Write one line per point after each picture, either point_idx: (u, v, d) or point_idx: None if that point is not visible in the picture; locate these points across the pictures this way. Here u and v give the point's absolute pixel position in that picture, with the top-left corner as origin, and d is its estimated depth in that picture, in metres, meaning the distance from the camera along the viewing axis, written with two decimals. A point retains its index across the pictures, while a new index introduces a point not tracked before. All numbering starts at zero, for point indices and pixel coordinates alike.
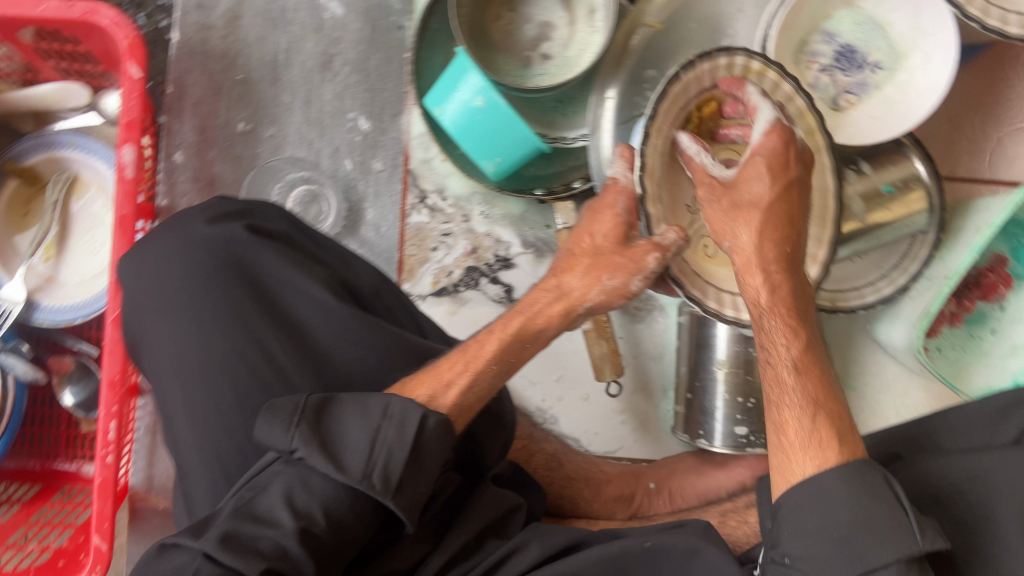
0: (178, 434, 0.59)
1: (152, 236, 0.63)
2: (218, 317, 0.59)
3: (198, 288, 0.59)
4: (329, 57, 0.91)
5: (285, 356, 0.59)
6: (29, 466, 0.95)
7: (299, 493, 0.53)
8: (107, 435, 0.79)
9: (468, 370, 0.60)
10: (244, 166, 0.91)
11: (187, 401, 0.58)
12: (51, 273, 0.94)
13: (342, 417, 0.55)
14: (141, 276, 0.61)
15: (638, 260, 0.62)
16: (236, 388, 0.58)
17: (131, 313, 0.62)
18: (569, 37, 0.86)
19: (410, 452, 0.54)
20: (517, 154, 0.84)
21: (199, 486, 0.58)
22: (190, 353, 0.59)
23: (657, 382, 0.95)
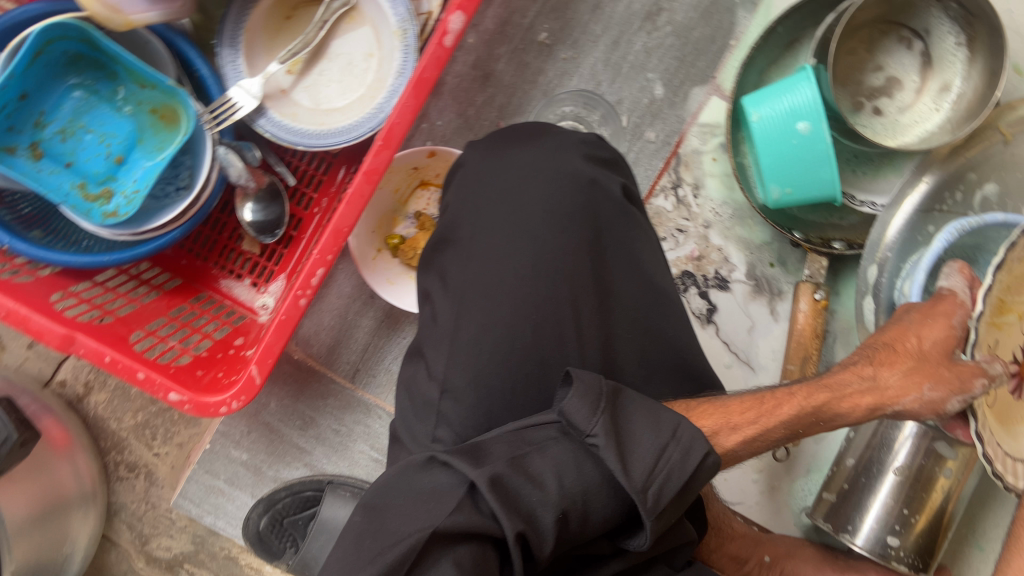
0: (460, 341, 0.58)
1: (524, 144, 0.61)
2: (553, 256, 0.58)
3: (553, 221, 0.58)
4: (656, 9, 0.87)
5: (592, 326, 0.59)
6: (180, 260, 0.94)
7: (573, 474, 0.53)
8: (311, 279, 0.76)
9: (769, 417, 0.59)
10: (527, 75, 0.87)
11: (486, 322, 0.57)
12: (289, 86, 0.90)
13: (634, 420, 0.56)
14: (496, 176, 0.60)
15: (964, 380, 0.57)
16: (541, 336, 0.57)
17: (465, 205, 0.60)
18: (910, 103, 0.82)
19: (683, 482, 0.55)
20: (809, 193, 0.80)
21: (461, 404, 0.57)
22: (510, 275, 0.57)
23: (806, 460, 0.92)
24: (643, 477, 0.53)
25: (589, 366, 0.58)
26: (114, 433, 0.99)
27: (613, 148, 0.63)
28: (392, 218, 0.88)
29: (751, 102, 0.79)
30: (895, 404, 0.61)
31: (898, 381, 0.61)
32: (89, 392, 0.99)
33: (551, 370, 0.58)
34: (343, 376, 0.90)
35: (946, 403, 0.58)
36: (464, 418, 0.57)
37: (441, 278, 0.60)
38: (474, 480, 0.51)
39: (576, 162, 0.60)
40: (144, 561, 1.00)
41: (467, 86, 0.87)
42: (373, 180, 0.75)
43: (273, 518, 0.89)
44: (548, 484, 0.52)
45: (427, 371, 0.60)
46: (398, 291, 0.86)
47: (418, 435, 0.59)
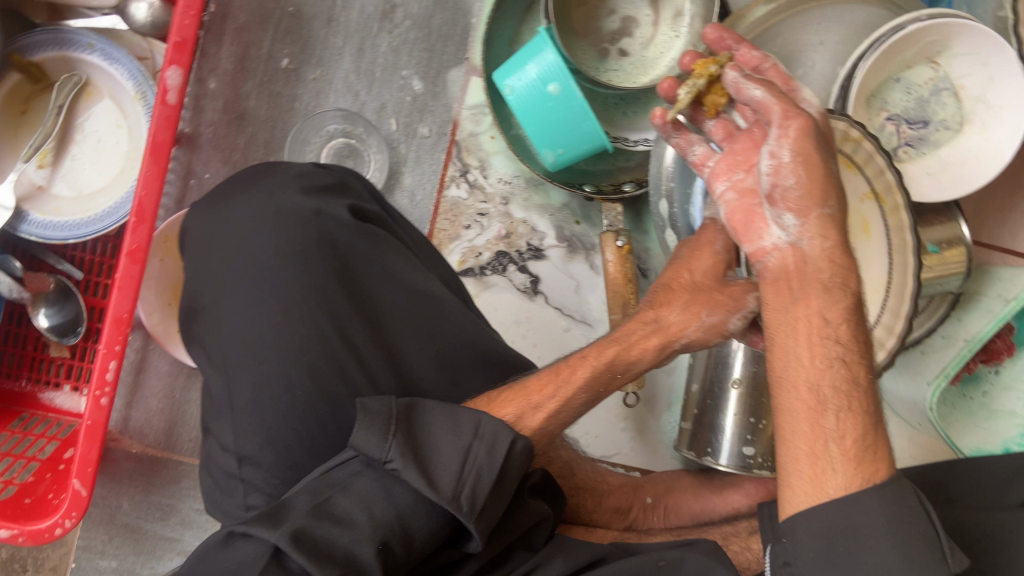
0: (241, 411, 0.56)
1: (241, 196, 0.60)
2: (302, 294, 0.56)
3: (288, 262, 0.57)
4: (390, 7, 0.89)
5: (369, 349, 0.57)
6: None
7: (382, 504, 0.51)
8: (106, 374, 0.73)
9: (569, 386, 0.60)
10: (282, 105, 0.87)
11: (256, 382, 0.55)
12: (44, 181, 0.85)
13: (435, 429, 0.54)
14: (222, 237, 0.58)
15: (738, 298, 0.60)
16: (318, 376, 0.55)
17: (202, 275, 0.58)
18: (650, 38, 0.84)
19: (497, 477, 0.53)
20: (580, 148, 0.81)
21: (260, 473, 0.55)
22: (265, 328, 0.56)
23: (663, 395, 0.95)
24: (452, 486, 0.51)
25: (379, 390, 0.57)
26: None
27: (335, 171, 0.62)
28: None
29: (500, 76, 0.79)
30: (682, 338, 0.61)
31: (678, 316, 0.61)
32: None
33: (336, 409, 0.56)
34: (190, 453, 0.89)
35: (726, 321, 0.60)
36: (268, 482, 0.55)
37: (203, 352, 0.58)
38: (275, 542, 0.48)
39: (296, 196, 0.59)
40: None
41: (225, 131, 0.87)
42: (140, 258, 0.73)
43: None
44: (358, 524, 0.50)
45: (219, 446, 0.58)
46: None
47: (232, 512, 0.57)
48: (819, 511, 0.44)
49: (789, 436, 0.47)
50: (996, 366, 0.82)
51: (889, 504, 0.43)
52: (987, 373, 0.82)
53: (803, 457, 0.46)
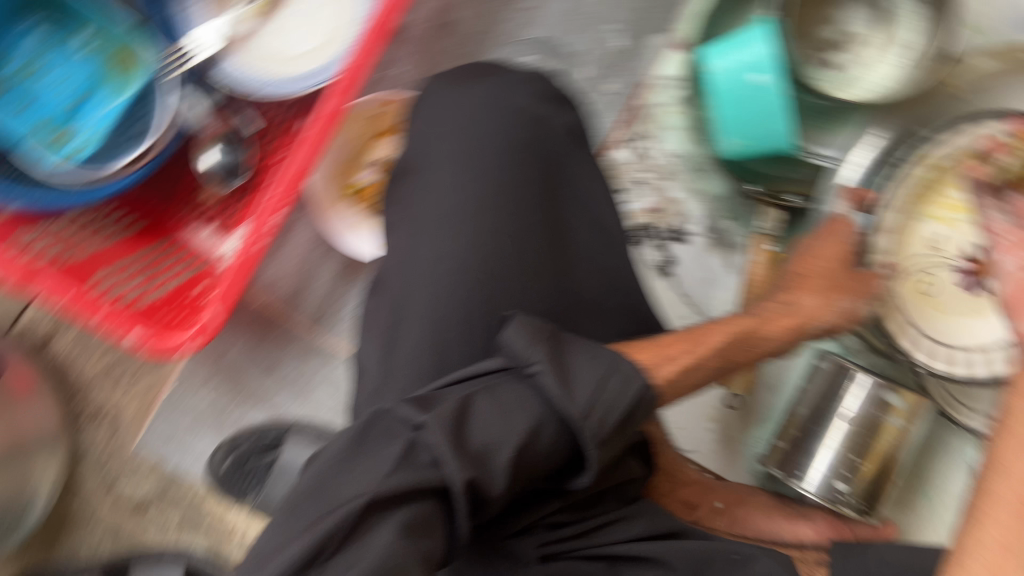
0: (415, 267, 0.58)
1: (484, 81, 0.65)
2: (505, 180, 0.60)
3: (514, 148, 0.62)
4: None
5: (546, 250, 0.60)
6: (146, 200, 0.92)
7: (517, 413, 0.50)
8: (268, 222, 0.77)
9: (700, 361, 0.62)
10: (488, 22, 0.89)
11: (450, 242, 0.58)
12: (250, 32, 0.88)
13: (573, 356, 0.54)
14: (448, 111, 0.63)
15: (866, 286, 0.75)
16: (495, 258, 0.58)
17: (428, 135, 0.62)
18: (865, 59, 0.83)
19: (623, 414, 0.53)
20: (763, 143, 0.80)
21: (413, 330, 0.57)
22: (463, 198, 0.59)
23: (760, 410, 0.93)
24: (585, 405, 0.51)
25: (543, 291, 0.59)
26: (80, 376, 0.96)
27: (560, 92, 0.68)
28: (353, 166, 0.88)
29: (710, 53, 0.80)
30: (816, 321, 0.72)
31: (816, 303, 0.72)
32: (53, 336, 0.96)
33: (512, 296, 0.58)
34: (303, 321, 0.92)
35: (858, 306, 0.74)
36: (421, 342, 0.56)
37: (403, 205, 0.62)
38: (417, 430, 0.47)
39: (523, 100, 0.65)
40: (108, 506, 0.98)
41: (429, 33, 0.88)
42: (333, 124, 0.77)
43: (237, 460, 0.91)
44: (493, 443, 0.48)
45: (384, 296, 0.60)
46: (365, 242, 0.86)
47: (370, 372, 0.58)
48: None
49: (981, 518, 0.46)
50: None
51: None
52: None
53: (990, 542, 0.45)
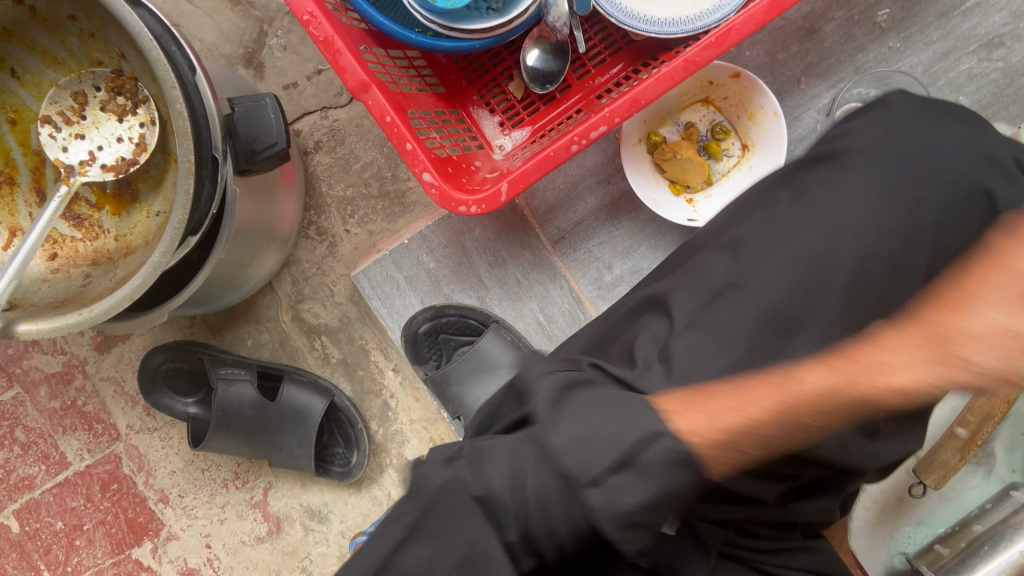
0: (798, 236, 0.68)
1: (965, 130, 0.72)
2: (914, 221, 0.67)
3: (950, 199, 0.68)
4: (997, 40, 0.89)
5: (903, 298, 0.67)
6: (449, 72, 0.99)
7: (521, 462, 0.57)
8: (591, 132, 0.80)
9: (780, 404, 0.54)
10: (848, 47, 0.90)
11: (846, 236, 0.67)
12: None
13: (583, 409, 0.59)
14: (909, 139, 0.70)
15: None
16: (863, 274, 0.66)
17: (883, 141, 0.71)
18: None
19: (621, 456, 0.55)
20: None
21: (769, 282, 0.67)
22: (867, 211, 0.67)
23: (922, 511, 0.93)
24: (571, 445, 0.56)
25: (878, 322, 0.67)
26: (322, 195, 1.03)
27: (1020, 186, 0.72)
28: (663, 118, 0.92)
29: None
30: None
31: None
32: (316, 150, 1.03)
33: (866, 307, 0.66)
34: (548, 237, 0.96)
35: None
36: (775, 289, 0.66)
37: (823, 178, 0.71)
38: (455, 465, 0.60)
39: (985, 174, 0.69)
40: (290, 317, 1.06)
41: (789, 32, 0.90)
42: (689, 71, 0.79)
43: (434, 327, 0.96)
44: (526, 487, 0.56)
45: (761, 232, 0.70)
46: (668, 207, 0.89)
47: (703, 286, 0.69)
48: None
49: None
50: None
51: None
52: None
53: None
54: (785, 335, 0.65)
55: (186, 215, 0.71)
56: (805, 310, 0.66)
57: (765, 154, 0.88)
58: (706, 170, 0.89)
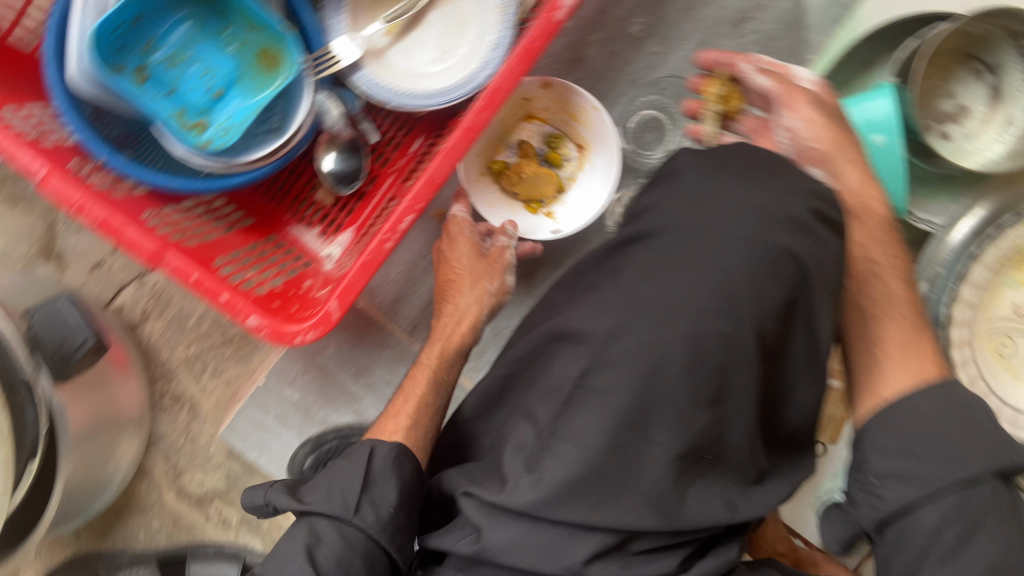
0: (621, 330, 0.59)
1: (769, 177, 0.63)
2: (735, 282, 0.59)
3: (761, 260, 0.59)
4: (745, 17, 0.93)
5: (745, 371, 0.58)
6: (254, 201, 0.96)
7: (321, 544, 0.65)
8: (400, 224, 0.79)
9: (429, 381, 0.81)
10: (614, 64, 0.94)
11: (671, 322, 0.58)
12: (384, 47, 0.92)
13: (314, 482, 0.70)
14: (712, 198, 0.62)
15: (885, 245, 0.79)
16: (698, 360, 0.57)
17: (693, 202, 0.63)
18: (976, 132, 0.86)
19: (362, 483, 0.69)
20: None
21: (604, 392, 0.58)
22: (681, 287, 0.59)
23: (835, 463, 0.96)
24: (320, 498, 0.68)
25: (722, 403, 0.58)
26: (164, 362, 0.98)
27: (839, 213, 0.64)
28: (497, 145, 0.94)
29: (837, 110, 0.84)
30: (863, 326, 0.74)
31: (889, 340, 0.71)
32: (145, 320, 0.98)
33: (708, 388, 0.57)
34: (401, 327, 0.95)
35: (503, 280, 0.87)
36: (615, 389, 0.57)
37: (640, 257, 0.63)
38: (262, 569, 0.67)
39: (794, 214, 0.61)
40: (174, 494, 1.00)
41: (558, 67, 0.93)
42: (471, 137, 0.80)
43: (319, 459, 0.90)
44: (327, 544, 0.66)
45: (583, 311, 0.63)
46: (531, 228, 0.92)
47: (558, 390, 0.61)
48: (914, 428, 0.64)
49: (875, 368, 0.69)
50: None
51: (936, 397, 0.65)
52: None
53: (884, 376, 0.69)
54: (639, 428, 0.57)
55: (12, 443, 0.69)
56: (644, 407, 0.57)
57: (601, 149, 0.92)
58: (553, 181, 0.93)
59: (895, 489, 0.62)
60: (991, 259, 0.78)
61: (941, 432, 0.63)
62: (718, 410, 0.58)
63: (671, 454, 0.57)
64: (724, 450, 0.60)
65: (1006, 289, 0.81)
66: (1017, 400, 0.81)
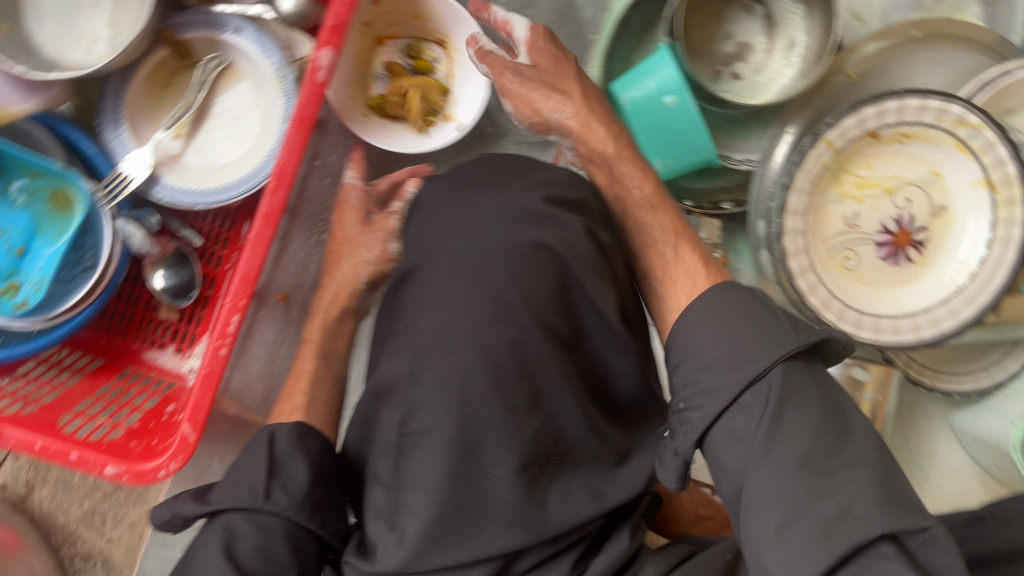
0: (419, 372, 0.57)
1: (500, 184, 0.64)
2: (505, 288, 0.58)
3: (519, 259, 0.59)
4: (519, 17, 0.93)
5: (549, 366, 0.58)
6: (98, 340, 0.93)
7: (244, 540, 0.57)
8: (227, 326, 0.77)
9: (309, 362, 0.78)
10: None
11: (461, 346, 0.56)
12: (178, 151, 0.90)
13: (218, 489, 0.61)
14: (458, 220, 0.63)
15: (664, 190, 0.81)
16: (499, 373, 0.56)
17: (440, 227, 0.63)
18: (763, 63, 0.87)
19: (270, 467, 0.61)
20: (689, 160, 0.84)
21: (425, 434, 0.55)
22: (458, 313, 0.58)
23: None
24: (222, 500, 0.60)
25: (541, 405, 0.57)
26: (62, 526, 0.97)
27: (578, 189, 0.65)
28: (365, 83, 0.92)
29: (620, 86, 0.84)
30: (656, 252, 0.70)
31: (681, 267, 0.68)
32: (31, 491, 0.97)
33: (520, 395, 0.56)
34: None
35: (386, 248, 0.83)
36: (434, 426, 0.55)
37: (413, 297, 0.61)
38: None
39: (537, 205, 0.62)
40: None
41: None
42: (273, 221, 0.78)
43: None
44: (241, 548, 0.56)
45: (387, 360, 0.60)
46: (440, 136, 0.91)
47: (386, 448, 0.58)
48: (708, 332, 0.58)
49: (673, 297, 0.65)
50: None
51: (725, 297, 0.59)
52: None
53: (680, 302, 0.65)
54: (471, 455, 0.54)
55: None
56: (468, 432, 0.54)
57: (459, 34, 0.91)
58: (435, 85, 0.92)
59: (697, 407, 0.55)
60: (805, 180, 0.79)
61: (737, 337, 0.56)
62: (540, 411, 0.56)
63: (511, 468, 0.54)
64: (568, 447, 0.58)
65: (831, 205, 0.82)
66: (874, 306, 0.81)
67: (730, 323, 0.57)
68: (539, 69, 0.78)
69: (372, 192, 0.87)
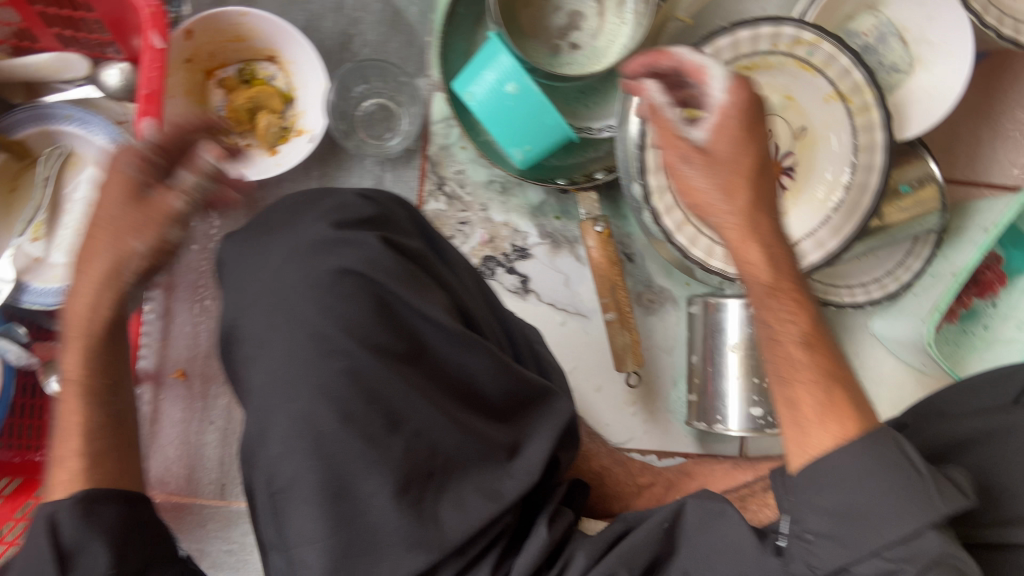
0: (269, 434, 0.55)
1: (286, 225, 0.62)
2: (323, 324, 0.56)
3: (324, 291, 0.57)
4: (348, 37, 0.89)
5: (394, 383, 0.55)
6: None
7: None
8: None
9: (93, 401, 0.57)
10: None
11: (297, 393, 0.54)
12: (41, 253, 0.85)
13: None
14: (258, 273, 0.60)
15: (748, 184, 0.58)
16: (344, 407, 0.53)
17: (252, 282, 0.60)
18: (598, 27, 0.85)
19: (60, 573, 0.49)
20: (546, 141, 0.82)
21: (291, 490, 0.52)
22: (283, 364, 0.55)
23: (667, 374, 0.95)
24: None
25: (400, 423, 0.54)
26: None
27: (372, 203, 0.63)
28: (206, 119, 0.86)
29: (462, 84, 0.82)
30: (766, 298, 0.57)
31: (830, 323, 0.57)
32: None
33: (375, 420, 0.54)
34: (211, 496, 0.89)
35: (163, 238, 0.56)
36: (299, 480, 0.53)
37: (246, 361, 0.59)
38: None
39: (329, 232, 0.59)
40: None
41: None
42: None
43: None
44: None
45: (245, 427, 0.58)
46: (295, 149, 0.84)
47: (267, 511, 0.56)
48: (820, 460, 0.49)
49: (800, 430, 0.52)
50: (992, 298, 0.93)
51: (869, 450, 0.48)
52: (986, 307, 0.93)
53: (792, 405, 0.53)
54: (344, 495, 0.52)
55: None
56: (334, 472, 0.52)
57: (286, 44, 0.86)
58: (273, 95, 0.86)
59: (824, 549, 0.47)
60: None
61: (849, 482, 0.47)
62: (401, 432, 0.54)
63: (387, 491, 0.52)
64: (448, 459, 0.55)
65: None
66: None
67: (861, 474, 0.47)
68: (712, 158, 0.56)
69: (158, 156, 0.57)
